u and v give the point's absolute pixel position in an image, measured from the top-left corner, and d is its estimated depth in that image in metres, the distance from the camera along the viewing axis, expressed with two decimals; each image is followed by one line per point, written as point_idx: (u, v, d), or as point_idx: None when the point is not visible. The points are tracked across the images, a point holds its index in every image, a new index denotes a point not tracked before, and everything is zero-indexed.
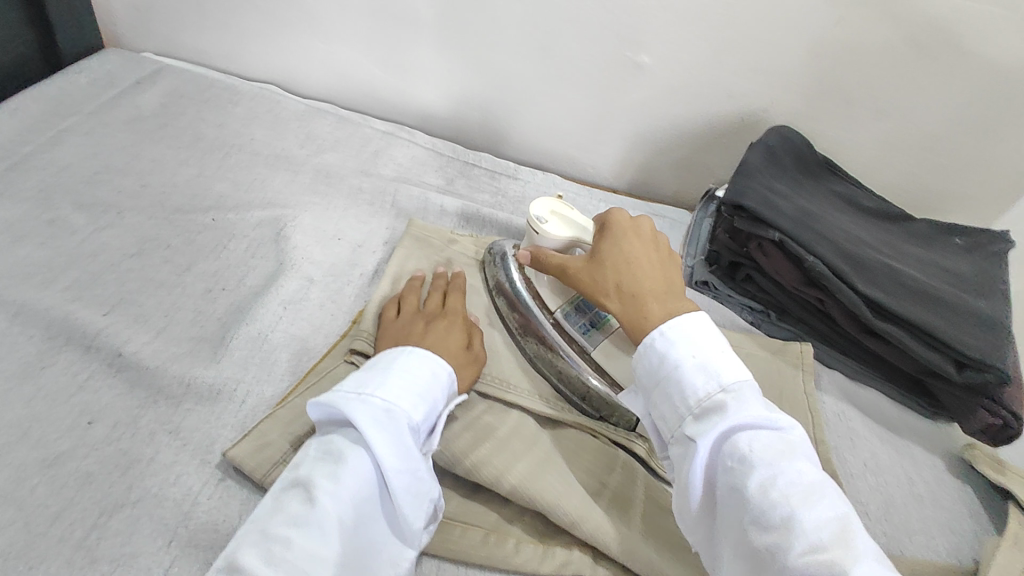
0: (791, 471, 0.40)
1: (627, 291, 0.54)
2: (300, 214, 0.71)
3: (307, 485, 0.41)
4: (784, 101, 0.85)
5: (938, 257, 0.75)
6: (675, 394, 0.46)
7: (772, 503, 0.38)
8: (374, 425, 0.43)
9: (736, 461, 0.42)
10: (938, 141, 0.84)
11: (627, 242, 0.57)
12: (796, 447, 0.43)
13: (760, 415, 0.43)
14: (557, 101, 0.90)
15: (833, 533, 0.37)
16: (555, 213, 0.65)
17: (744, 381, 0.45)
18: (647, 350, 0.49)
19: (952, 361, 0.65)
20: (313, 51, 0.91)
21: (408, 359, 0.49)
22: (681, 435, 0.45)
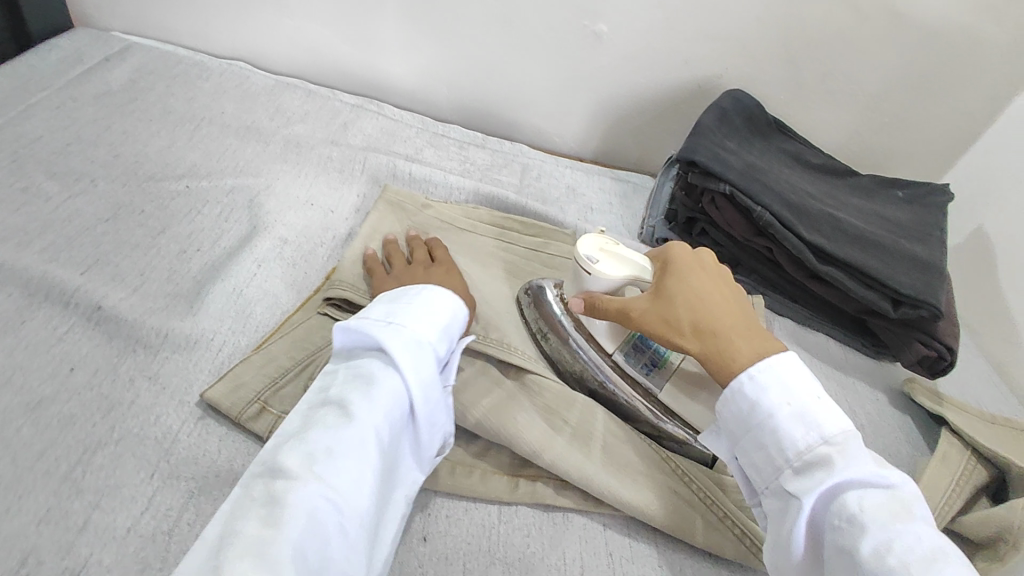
0: (907, 532, 0.39)
1: (707, 332, 0.52)
2: (271, 182, 0.75)
3: (345, 402, 0.43)
4: (735, 66, 0.88)
5: (879, 208, 0.79)
6: (771, 444, 0.46)
7: (887, 565, 0.38)
8: (405, 350, 0.47)
9: (842, 517, 0.41)
10: (879, 100, 0.89)
11: (692, 277, 0.55)
12: (910, 504, 0.41)
13: (869, 471, 0.42)
14: (521, 72, 0.93)
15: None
16: (605, 251, 0.61)
17: (847, 433, 0.45)
18: (737, 397, 0.49)
19: (890, 299, 0.69)
20: (280, 27, 0.94)
21: (428, 296, 0.53)
22: (780, 488, 0.45)
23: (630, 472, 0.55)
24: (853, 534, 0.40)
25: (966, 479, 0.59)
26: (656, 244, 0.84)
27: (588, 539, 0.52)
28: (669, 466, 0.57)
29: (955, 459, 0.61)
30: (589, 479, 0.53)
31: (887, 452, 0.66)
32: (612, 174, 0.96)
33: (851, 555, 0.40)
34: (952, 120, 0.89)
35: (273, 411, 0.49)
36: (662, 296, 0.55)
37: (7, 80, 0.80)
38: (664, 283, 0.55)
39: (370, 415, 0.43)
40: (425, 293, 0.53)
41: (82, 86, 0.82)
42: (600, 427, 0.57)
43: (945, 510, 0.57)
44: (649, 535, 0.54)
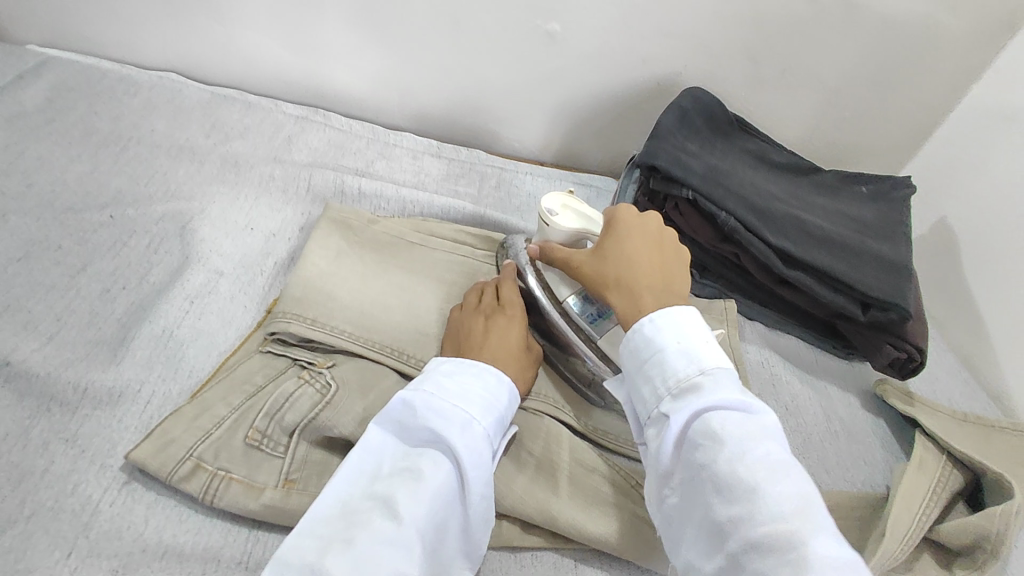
0: (759, 449, 0.40)
1: (622, 280, 0.52)
2: (207, 205, 0.69)
3: (394, 496, 0.41)
4: (694, 63, 0.86)
5: (844, 206, 0.77)
6: (656, 377, 0.46)
7: (737, 476, 0.39)
8: (461, 438, 0.44)
9: (704, 436, 0.42)
10: (839, 94, 0.88)
11: (630, 236, 0.55)
12: (766, 428, 0.42)
13: (734, 396, 0.43)
14: (474, 76, 0.89)
15: (795, 505, 0.37)
16: (567, 207, 0.62)
17: (723, 367, 0.45)
18: (634, 334, 0.48)
19: (859, 302, 0.67)
20: (213, 35, 0.88)
21: (484, 373, 0.50)
22: (658, 415, 0.45)
23: (598, 503, 0.52)
24: (711, 450, 0.41)
25: (943, 486, 0.58)
26: None
27: None
28: (638, 491, 0.54)
29: (930, 466, 0.60)
30: (555, 520, 0.50)
31: (861, 459, 0.65)
32: (574, 178, 0.93)
33: (708, 470, 0.40)
34: (911, 110, 0.88)
35: (207, 467, 0.44)
36: (598, 252, 0.55)
37: None
38: (604, 240, 0.56)
39: (418, 513, 0.40)
40: (481, 368, 0.50)
41: None
42: (566, 456, 0.54)
43: (925, 519, 0.55)
44: (622, 569, 0.51)
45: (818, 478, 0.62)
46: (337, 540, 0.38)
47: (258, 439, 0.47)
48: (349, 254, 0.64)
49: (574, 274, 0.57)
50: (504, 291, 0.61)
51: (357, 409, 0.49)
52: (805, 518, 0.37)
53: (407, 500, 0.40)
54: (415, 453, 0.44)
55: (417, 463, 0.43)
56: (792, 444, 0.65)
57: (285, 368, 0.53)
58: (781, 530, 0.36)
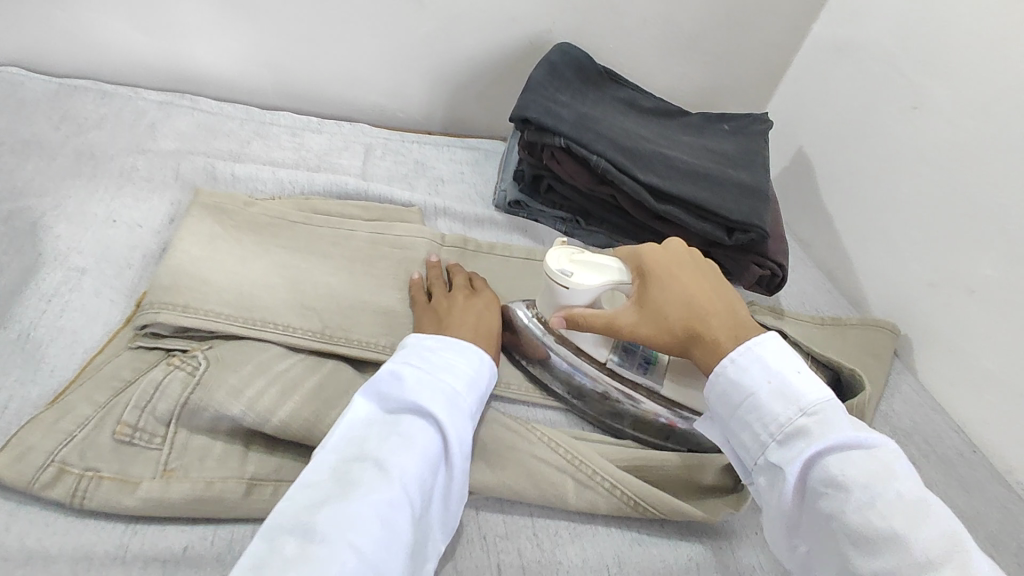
0: (888, 490, 0.41)
1: (694, 334, 0.53)
2: (61, 202, 0.65)
3: (383, 455, 0.42)
4: (561, 19, 0.88)
5: (709, 142, 0.83)
6: (755, 420, 0.48)
7: (872, 523, 0.40)
8: (449, 411, 0.46)
9: (828, 485, 0.43)
10: (698, 40, 0.93)
11: (677, 282, 0.55)
12: (891, 465, 0.43)
13: (847, 436, 0.44)
14: (346, 47, 0.87)
15: (941, 542, 0.39)
16: (576, 262, 0.59)
17: (826, 400, 0.47)
18: (721, 381, 0.50)
19: (724, 228, 0.72)
20: (51, 21, 0.81)
21: (466, 349, 0.52)
22: (766, 461, 0.47)
23: (496, 452, 0.51)
24: (839, 499, 0.42)
25: None
26: (509, 208, 0.84)
27: (459, 527, 0.50)
28: (534, 433, 0.53)
29: None
30: None
31: None
32: (461, 143, 0.94)
33: (838, 519, 0.42)
34: (763, 50, 0.95)
35: (73, 469, 0.42)
36: (652, 306, 0.55)
37: None
38: (649, 296, 0.55)
39: (407, 472, 0.42)
40: (462, 344, 0.52)
41: None
42: None
43: None
44: (525, 511, 0.52)
45: None
46: (322, 517, 0.38)
47: (129, 434, 0.44)
48: (224, 237, 0.62)
49: (631, 337, 0.56)
50: (476, 282, 0.65)
51: (229, 381, 0.47)
52: (955, 554, 0.39)
53: (397, 463, 0.42)
54: (397, 420, 0.45)
55: (401, 429, 0.44)
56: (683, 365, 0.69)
57: (158, 359, 0.52)
58: (929, 568, 0.38)
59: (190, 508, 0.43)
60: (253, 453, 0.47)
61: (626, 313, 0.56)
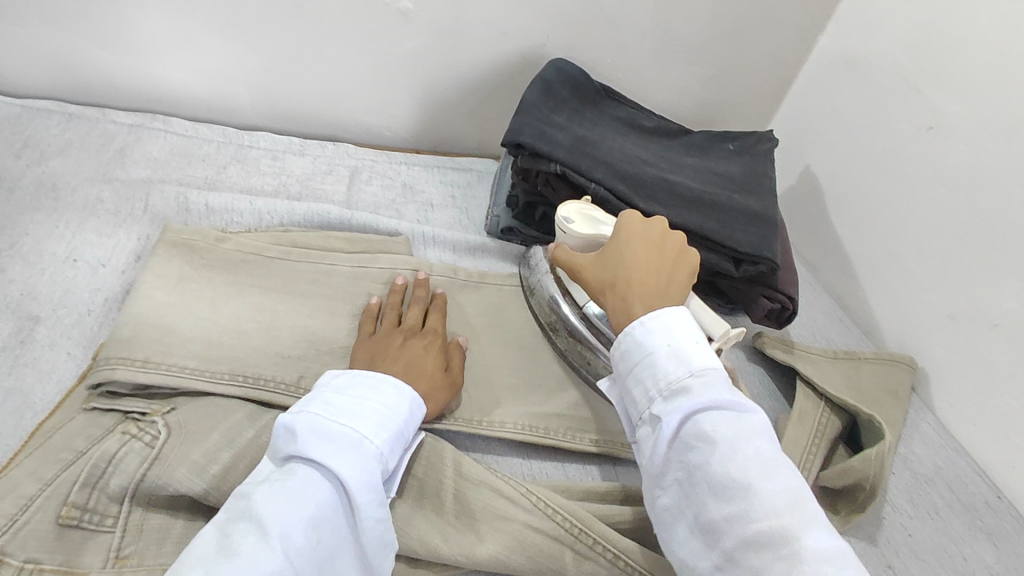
0: (749, 446, 0.43)
1: (618, 283, 0.55)
2: (18, 241, 0.61)
3: (267, 515, 0.38)
4: (556, 34, 0.84)
5: (713, 164, 0.79)
6: (649, 376, 0.48)
7: (731, 475, 0.42)
8: (348, 459, 0.42)
9: (699, 438, 0.44)
10: (699, 54, 0.89)
11: (632, 247, 0.57)
12: (755, 427, 0.45)
13: (724, 397, 0.45)
14: (329, 65, 0.83)
15: (788, 501, 0.41)
16: (581, 214, 0.65)
17: (714, 367, 0.48)
18: (626, 341, 0.51)
19: (731, 259, 0.68)
20: (11, 40, 0.76)
21: (384, 384, 0.48)
22: (650, 415, 0.48)
23: (486, 518, 0.47)
24: (706, 450, 0.43)
25: (821, 434, 0.59)
26: (502, 234, 0.79)
27: None
28: (530, 499, 0.48)
29: (809, 416, 0.60)
30: (439, 550, 0.45)
31: None
32: (452, 163, 0.89)
33: (703, 471, 0.43)
34: (767, 64, 0.91)
35: (12, 561, 0.37)
36: (603, 255, 0.58)
37: None
38: (608, 245, 0.59)
39: (295, 535, 0.38)
40: (381, 379, 0.48)
41: None
42: (451, 472, 0.49)
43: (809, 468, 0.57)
44: None
45: None
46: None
47: (76, 517, 0.40)
48: (192, 278, 0.57)
49: (577, 278, 0.60)
50: (429, 317, 0.60)
51: (192, 457, 0.44)
52: (798, 513, 0.40)
53: (284, 525, 0.38)
54: (288, 474, 0.41)
55: (289, 484, 0.40)
56: None
57: (114, 424, 0.47)
58: (775, 523, 0.39)
59: None
60: None
61: (583, 258, 0.60)
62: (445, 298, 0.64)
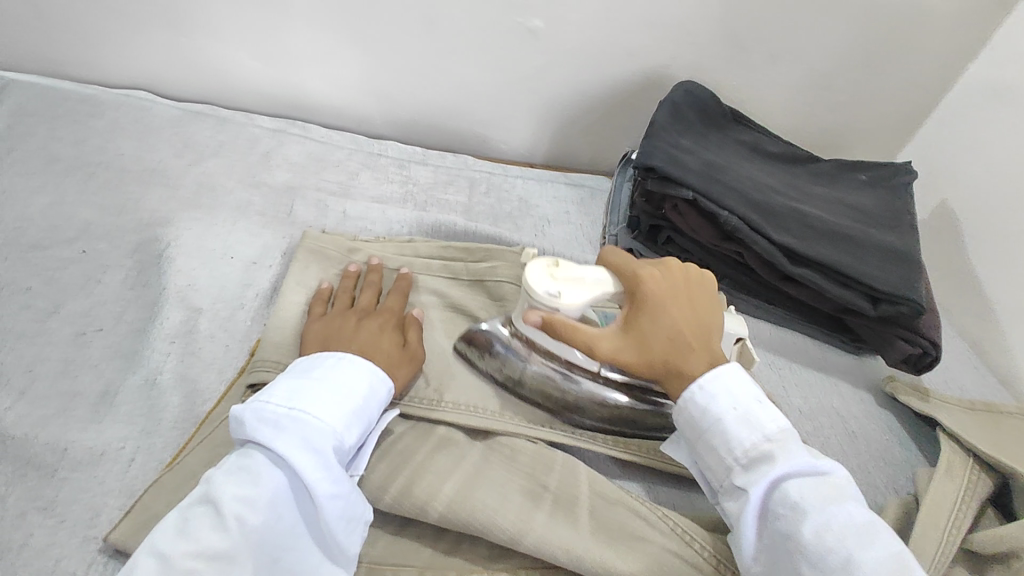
0: (841, 512, 0.42)
1: (675, 364, 0.50)
2: (182, 233, 0.66)
3: (220, 496, 0.40)
4: (682, 55, 0.83)
5: (844, 195, 0.76)
6: (721, 446, 0.47)
7: (828, 547, 0.40)
8: (299, 442, 0.42)
9: (787, 507, 0.43)
10: (830, 80, 0.86)
11: (667, 313, 0.51)
12: (843, 489, 0.44)
13: (806, 461, 0.45)
14: (456, 79, 0.85)
15: (893, 570, 0.39)
16: (563, 277, 0.52)
17: (788, 430, 0.47)
18: (688, 404, 0.49)
19: (867, 297, 0.66)
20: (176, 48, 0.83)
21: (339, 361, 0.49)
22: (731, 484, 0.47)
23: (623, 538, 0.47)
24: (796, 520, 0.42)
25: (971, 493, 0.55)
26: None
27: None
28: (666, 524, 0.48)
29: (957, 470, 0.57)
30: (583, 561, 0.44)
31: (882, 461, 0.63)
32: (566, 179, 0.90)
33: (796, 543, 0.41)
34: (904, 90, 0.87)
35: None
36: (638, 330, 0.51)
37: None
38: (637, 318, 0.51)
39: (248, 516, 0.40)
40: (338, 357, 0.49)
41: None
42: (586, 490, 0.50)
43: (959, 525, 0.53)
44: None
45: None
46: (165, 551, 0.38)
47: None
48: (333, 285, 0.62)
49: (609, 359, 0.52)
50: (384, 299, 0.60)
51: None
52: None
53: (236, 507, 0.40)
54: (240, 458, 0.42)
55: (239, 469, 0.41)
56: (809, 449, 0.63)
57: None
58: None
59: None
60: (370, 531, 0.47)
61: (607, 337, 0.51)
62: (411, 277, 0.63)
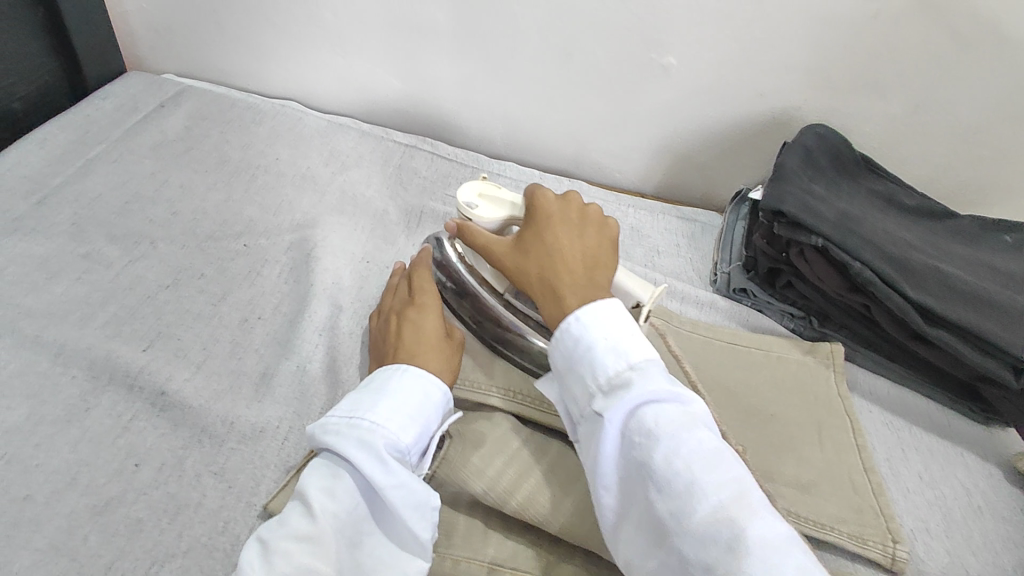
0: (691, 439, 0.39)
1: (545, 273, 0.52)
2: (328, 234, 0.72)
3: (307, 491, 0.44)
4: (816, 99, 0.82)
5: (984, 255, 0.72)
6: (584, 373, 0.45)
7: (676, 473, 0.38)
8: (359, 445, 0.46)
9: (642, 434, 0.40)
10: (975, 133, 0.82)
11: (552, 228, 0.54)
12: (696, 418, 0.41)
13: (662, 389, 0.42)
14: (583, 109, 0.88)
15: (733, 493, 0.37)
16: (484, 197, 0.62)
17: (652, 359, 0.44)
18: (562, 334, 0.47)
19: (1010, 367, 0.62)
20: (331, 64, 0.91)
21: (394, 372, 0.52)
22: (590, 413, 0.44)
23: None
24: (648, 447, 0.40)
25: None
26: (733, 294, 0.80)
27: None
28: None
29: None
30: None
31: (1010, 543, 0.60)
32: (679, 213, 0.90)
33: (647, 470, 0.39)
34: None
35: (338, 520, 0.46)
36: (521, 242, 0.55)
37: (63, 133, 0.78)
38: (527, 234, 0.55)
39: (331, 508, 0.44)
40: (392, 368, 0.52)
41: (139, 137, 0.81)
42: None
43: None
44: None
45: (962, 560, 0.57)
46: (267, 538, 0.43)
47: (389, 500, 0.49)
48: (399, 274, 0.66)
49: (495, 263, 0.57)
50: (416, 284, 0.62)
51: (470, 462, 0.50)
52: (745, 506, 0.37)
53: (319, 498, 0.44)
54: (317, 465, 0.46)
55: (315, 473, 0.45)
56: (929, 517, 0.60)
57: None
58: (725, 518, 0.36)
59: None
60: (491, 533, 0.49)
61: (500, 244, 0.57)
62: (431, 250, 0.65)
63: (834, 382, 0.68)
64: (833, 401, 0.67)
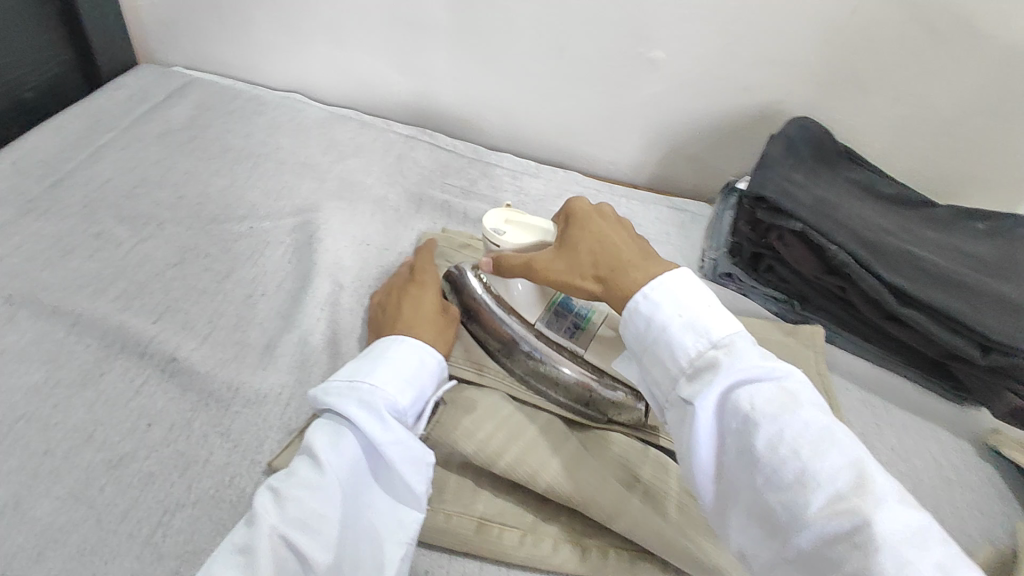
0: (796, 420, 0.38)
1: (605, 273, 0.51)
2: (329, 217, 0.75)
3: (313, 444, 0.47)
4: (799, 93, 0.85)
5: (958, 241, 0.75)
6: (666, 357, 0.45)
7: (781, 458, 0.37)
8: (359, 405, 0.48)
9: (739, 418, 0.40)
10: (952, 125, 0.85)
11: (592, 226, 0.54)
12: (797, 395, 0.40)
13: (754, 367, 0.41)
14: (575, 102, 0.92)
15: (847, 476, 0.36)
16: (512, 223, 0.61)
17: (735, 334, 0.44)
18: (632, 316, 0.48)
19: (977, 344, 0.65)
20: (331, 58, 0.94)
21: (392, 341, 0.55)
22: (676, 397, 0.44)
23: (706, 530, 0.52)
24: (746, 432, 0.39)
25: None
26: (718, 278, 0.82)
27: None
28: None
29: None
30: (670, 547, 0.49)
31: (977, 511, 0.63)
32: (669, 202, 0.94)
33: (749, 456, 0.39)
34: None
35: None
36: (564, 247, 0.55)
37: (74, 120, 0.81)
38: (568, 236, 0.55)
39: (336, 460, 0.46)
40: (390, 338, 0.55)
41: (146, 125, 0.84)
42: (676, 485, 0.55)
43: None
44: None
45: None
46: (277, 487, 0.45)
47: None
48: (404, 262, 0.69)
49: (544, 276, 0.55)
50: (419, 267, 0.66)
51: (462, 426, 0.53)
52: (861, 488, 0.35)
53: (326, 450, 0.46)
54: (319, 423, 0.49)
55: (319, 429, 0.48)
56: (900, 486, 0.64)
57: None
58: (840, 505, 0.35)
59: (431, 533, 0.50)
60: (482, 492, 0.52)
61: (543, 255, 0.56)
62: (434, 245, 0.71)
63: (814, 361, 0.71)
64: (812, 377, 0.70)
